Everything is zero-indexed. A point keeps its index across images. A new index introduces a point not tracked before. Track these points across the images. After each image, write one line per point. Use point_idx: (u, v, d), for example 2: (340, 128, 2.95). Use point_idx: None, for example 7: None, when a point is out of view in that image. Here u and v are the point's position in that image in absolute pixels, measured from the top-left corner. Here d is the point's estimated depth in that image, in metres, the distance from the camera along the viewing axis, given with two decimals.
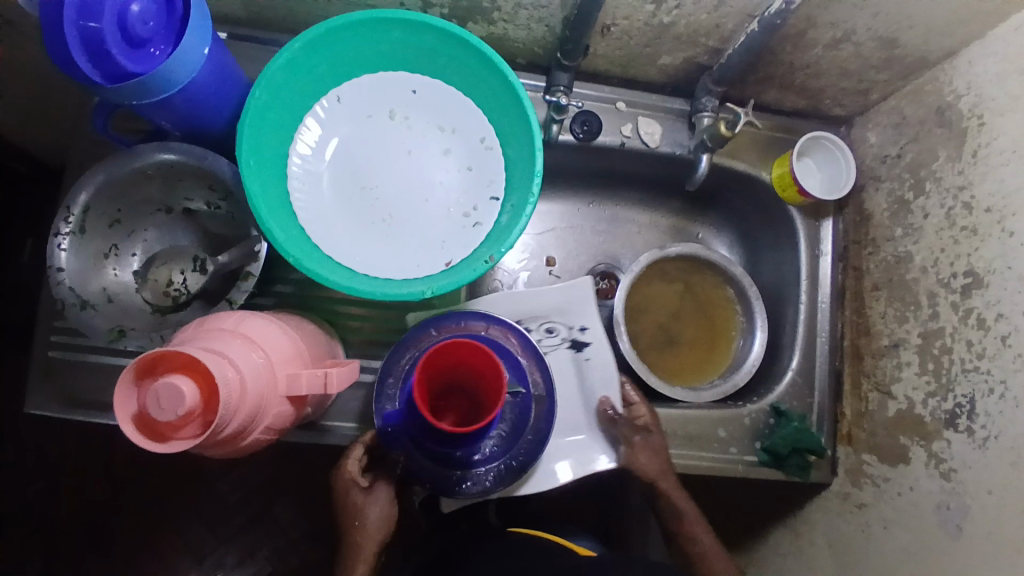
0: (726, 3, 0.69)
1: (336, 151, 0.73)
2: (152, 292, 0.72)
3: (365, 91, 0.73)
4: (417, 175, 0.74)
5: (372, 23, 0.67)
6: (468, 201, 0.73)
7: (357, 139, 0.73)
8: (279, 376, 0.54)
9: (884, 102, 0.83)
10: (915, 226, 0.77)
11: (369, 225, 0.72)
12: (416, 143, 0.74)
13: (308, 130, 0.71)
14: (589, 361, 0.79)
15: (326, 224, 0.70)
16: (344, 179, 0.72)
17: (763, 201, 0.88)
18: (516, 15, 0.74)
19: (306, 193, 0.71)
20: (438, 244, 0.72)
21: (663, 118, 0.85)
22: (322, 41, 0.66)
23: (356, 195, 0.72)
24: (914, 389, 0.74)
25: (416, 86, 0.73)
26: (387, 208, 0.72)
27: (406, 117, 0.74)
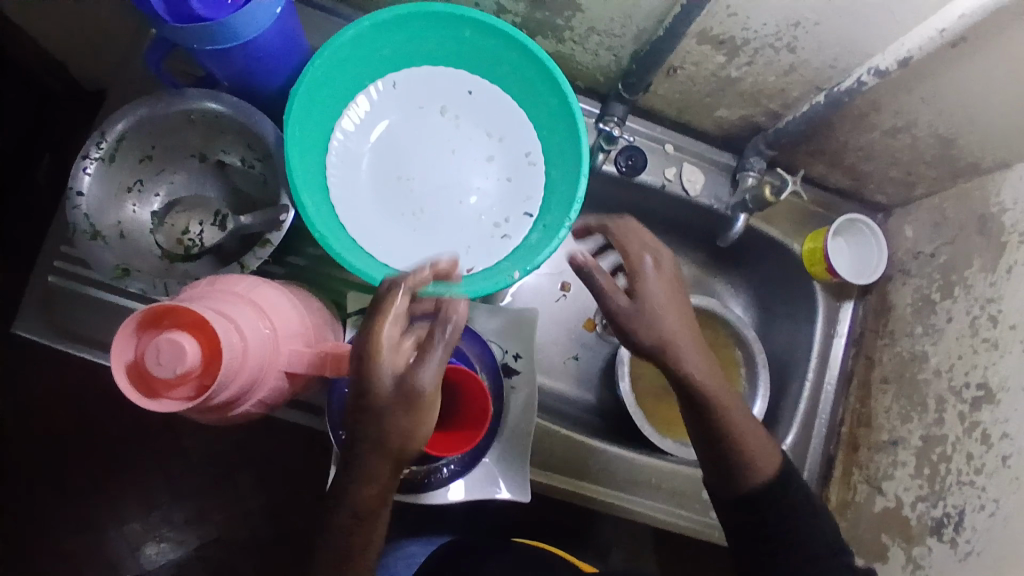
0: (797, 70, 0.69)
1: (381, 134, 0.71)
2: (166, 236, 0.70)
3: (422, 82, 0.72)
4: (456, 176, 0.72)
5: (446, 17, 0.66)
6: (502, 212, 0.72)
7: (403, 126, 0.72)
8: (282, 352, 0.53)
9: (926, 199, 0.82)
10: (937, 327, 0.76)
11: (399, 216, 0.70)
12: (462, 143, 0.73)
13: (357, 108, 0.70)
14: (514, 390, 0.74)
15: (355, 205, 0.69)
16: (384, 164, 0.71)
17: (789, 271, 0.87)
18: (586, 39, 0.74)
19: (342, 169, 0.70)
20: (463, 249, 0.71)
21: (708, 168, 0.84)
22: (392, 24, 0.65)
23: (392, 183, 0.71)
24: (906, 489, 0.74)
25: (473, 87, 0.72)
26: (420, 202, 0.71)
27: (456, 116, 0.73)
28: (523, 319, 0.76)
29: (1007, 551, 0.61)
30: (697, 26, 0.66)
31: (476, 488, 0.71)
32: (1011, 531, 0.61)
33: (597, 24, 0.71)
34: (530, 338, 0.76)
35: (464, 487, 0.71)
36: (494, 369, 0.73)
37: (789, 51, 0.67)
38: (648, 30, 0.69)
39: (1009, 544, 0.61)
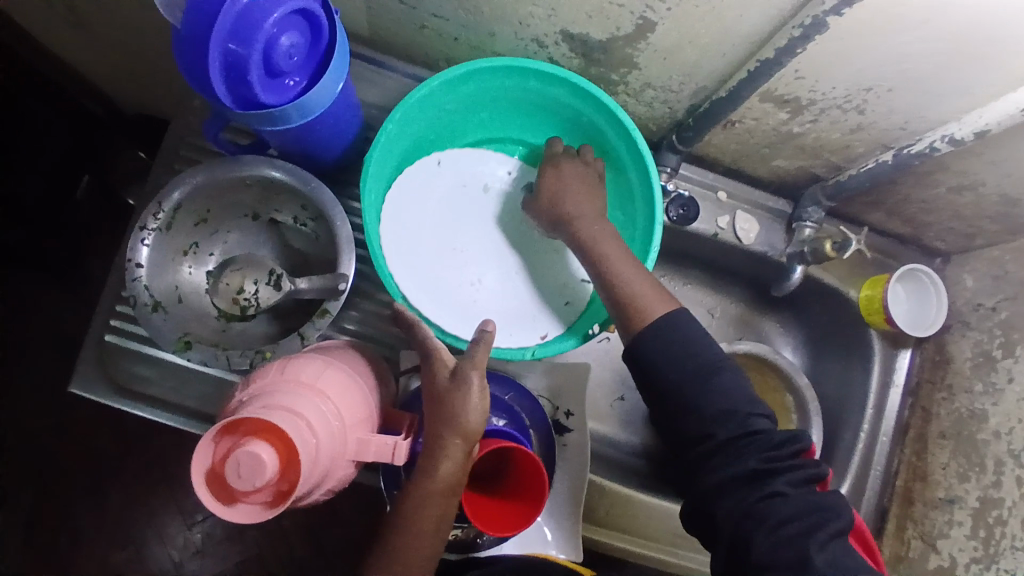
0: (863, 129, 0.66)
1: (435, 207, 0.74)
2: (223, 299, 0.70)
3: (469, 161, 0.76)
4: (510, 246, 0.76)
5: (513, 68, 0.65)
6: (554, 276, 0.76)
7: (453, 201, 0.75)
8: (350, 440, 0.52)
9: (986, 249, 0.80)
10: (997, 386, 0.74)
11: (461, 287, 0.73)
12: (511, 216, 0.77)
13: (413, 182, 0.73)
14: (565, 447, 0.76)
15: (420, 274, 0.70)
16: (441, 235, 0.74)
17: (843, 318, 0.86)
18: (641, 92, 0.72)
19: (404, 238, 0.71)
20: (526, 316, 0.73)
21: (761, 215, 0.82)
22: (459, 76, 0.65)
23: (451, 255, 0.74)
24: (960, 550, 0.72)
25: (511, 167, 0.78)
26: (479, 273, 0.74)
27: (502, 192, 0.77)
28: (577, 376, 0.77)
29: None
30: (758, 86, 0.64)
31: (527, 544, 0.73)
32: None
33: (654, 80, 0.68)
34: (581, 395, 0.77)
35: (516, 542, 0.72)
36: (545, 428, 0.74)
37: (857, 112, 0.64)
38: (706, 88, 0.67)
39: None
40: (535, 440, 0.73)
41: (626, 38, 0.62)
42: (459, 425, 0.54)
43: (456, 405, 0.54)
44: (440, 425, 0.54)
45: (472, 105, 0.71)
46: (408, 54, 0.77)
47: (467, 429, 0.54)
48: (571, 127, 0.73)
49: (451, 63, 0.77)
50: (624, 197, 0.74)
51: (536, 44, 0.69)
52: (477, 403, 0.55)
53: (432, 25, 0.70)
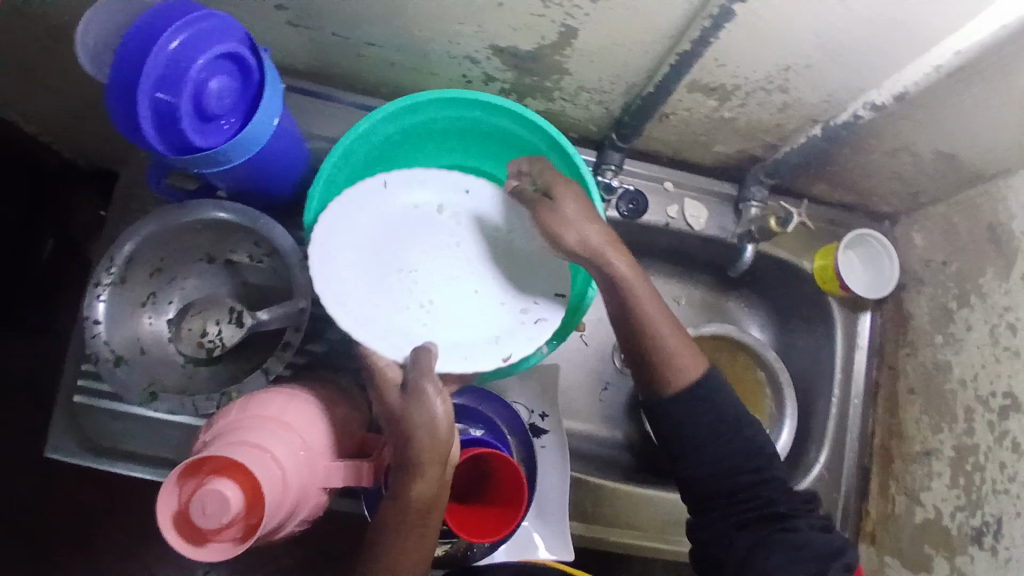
0: (790, 107, 0.69)
1: (374, 229, 0.61)
2: (188, 344, 0.71)
3: (422, 177, 0.63)
4: (468, 269, 0.63)
5: (456, 100, 0.68)
6: (525, 298, 0.61)
7: (397, 227, 0.62)
8: (318, 468, 0.53)
9: (932, 206, 0.82)
10: (957, 336, 0.76)
11: (404, 314, 0.59)
12: (469, 238, 0.64)
13: (348, 201, 0.60)
14: (544, 449, 0.77)
15: (354, 305, 0.57)
16: (380, 260, 0.61)
17: (803, 288, 0.88)
18: (576, 96, 0.73)
19: (331, 264, 0.57)
20: (492, 339, 0.59)
21: (709, 201, 0.85)
22: (403, 110, 0.68)
23: (393, 279, 0.61)
24: (943, 500, 0.73)
25: (470, 184, 0.64)
26: (427, 300, 0.61)
27: (456, 212, 0.64)
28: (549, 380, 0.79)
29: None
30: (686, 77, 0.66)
31: (517, 550, 0.72)
32: None
33: (586, 83, 0.71)
34: (552, 396, 0.79)
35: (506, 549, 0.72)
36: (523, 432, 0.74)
37: (781, 92, 0.66)
38: (637, 84, 0.69)
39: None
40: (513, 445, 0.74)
41: (552, 45, 0.64)
42: (419, 440, 0.52)
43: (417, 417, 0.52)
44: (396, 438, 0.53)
45: (420, 138, 0.73)
46: (349, 83, 0.79)
47: (424, 443, 0.52)
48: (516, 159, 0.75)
49: (392, 88, 0.79)
50: None
51: (469, 61, 0.70)
52: (440, 409, 0.52)
53: (368, 53, 0.72)
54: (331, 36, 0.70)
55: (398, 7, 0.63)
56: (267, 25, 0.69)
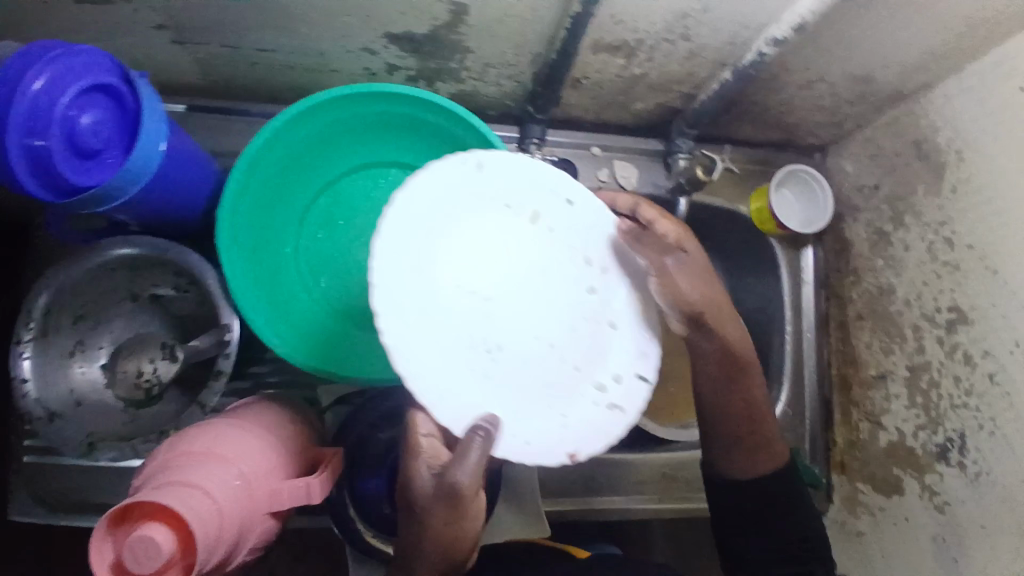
0: (698, 54, 0.68)
1: (436, 232, 0.49)
2: (124, 387, 0.69)
3: (515, 171, 0.52)
4: (539, 291, 0.54)
5: (362, 95, 0.65)
6: (606, 362, 0.54)
7: (473, 236, 0.52)
8: (259, 495, 0.53)
9: (857, 132, 0.83)
10: (896, 258, 0.76)
11: (459, 352, 0.49)
12: (554, 268, 0.54)
13: (446, 190, 0.49)
14: None
15: (408, 342, 0.46)
16: (457, 268, 0.51)
17: (744, 232, 0.88)
18: (485, 73, 0.72)
19: (385, 284, 0.46)
20: (557, 416, 0.52)
21: (639, 159, 0.85)
22: (306, 113, 0.64)
23: (459, 303, 0.50)
24: (904, 421, 0.74)
25: (572, 197, 0.54)
26: (486, 337, 0.51)
27: (552, 228, 0.54)
28: None
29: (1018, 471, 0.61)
30: (588, 38, 0.65)
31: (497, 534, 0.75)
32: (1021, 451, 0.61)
33: (491, 59, 0.69)
34: None
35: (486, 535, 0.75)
36: None
37: (684, 40, 0.65)
38: (541, 53, 0.68)
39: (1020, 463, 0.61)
40: None
41: (446, 25, 0.63)
42: (442, 545, 0.51)
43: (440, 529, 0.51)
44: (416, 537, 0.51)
45: (332, 141, 0.70)
46: (253, 93, 0.76)
47: (444, 550, 0.52)
48: (436, 145, 0.72)
49: (297, 91, 0.76)
50: None
51: (367, 53, 0.68)
52: (476, 526, 0.52)
53: (263, 59, 0.69)
54: (221, 48, 0.67)
55: (280, 7, 0.60)
56: (151, 45, 0.66)
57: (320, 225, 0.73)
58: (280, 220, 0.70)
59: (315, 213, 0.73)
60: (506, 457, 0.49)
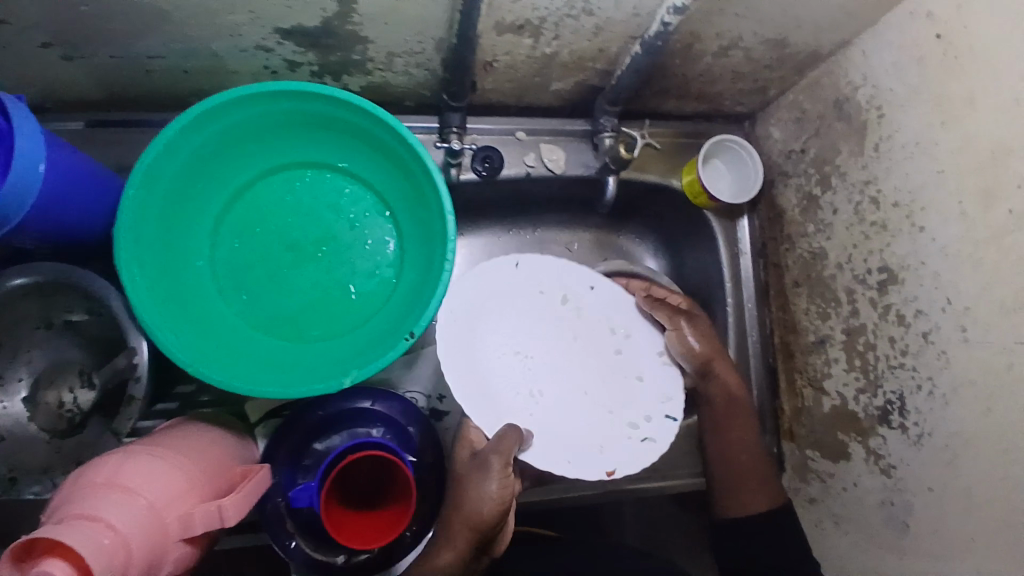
0: (605, 29, 0.66)
1: (499, 310, 0.77)
2: (45, 417, 0.69)
3: (549, 271, 0.80)
4: (567, 349, 0.78)
5: (257, 95, 0.62)
6: (633, 402, 0.76)
7: (526, 312, 0.79)
8: (170, 521, 0.52)
9: (782, 97, 0.82)
10: (825, 222, 0.76)
11: (511, 395, 0.74)
12: (583, 335, 0.79)
13: (492, 285, 0.77)
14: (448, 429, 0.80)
15: (479, 384, 0.73)
16: (508, 337, 0.77)
17: (679, 207, 0.87)
18: (391, 63, 0.69)
19: (454, 336, 0.74)
20: (597, 447, 0.73)
21: (565, 142, 0.82)
22: (200, 120, 0.61)
23: (508, 360, 0.76)
24: (845, 385, 0.73)
25: (593, 282, 0.81)
26: (535, 385, 0.76)
27: (579, 307, 0.80)
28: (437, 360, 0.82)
29: (959, 428, 0.60)
30: (489, 19, 0.63)
31: None
32: (959, 408, 0.60)
33: (393, 47, 0.66)
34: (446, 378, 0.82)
35: None
36: (418, 419, 0.76)
37: (587, 15, 0.63)
38: (444, 38, 0.65)
39: (961, 420, 0.60)
40: (412, 434, 0.75)
41: (338, 16, 0.60)
42: (471, 515, 0.63)
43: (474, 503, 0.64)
44: (454, 510, 0.65)
45: (236, 145, 0.67)
46: (156, 103, 0.73)
47: (473, 518, 0.63)
48: (348, 139, 0.69)
49: (202, 96, 0.73)
50: (415, 201, 0.71)
51: (263, 50, 0.65)
52: (494, 490, 0.63)
53: (156, 66, 0.66)
54: (109, 58, 0.64)
55: (159, 9, 0.57)
56: (34, 60, 0.63)
57: (237, 233, 0.70)
58: (191, 231, 0.68)
59: (229, 220, 0.70)
60: (543, 467, 0.70)
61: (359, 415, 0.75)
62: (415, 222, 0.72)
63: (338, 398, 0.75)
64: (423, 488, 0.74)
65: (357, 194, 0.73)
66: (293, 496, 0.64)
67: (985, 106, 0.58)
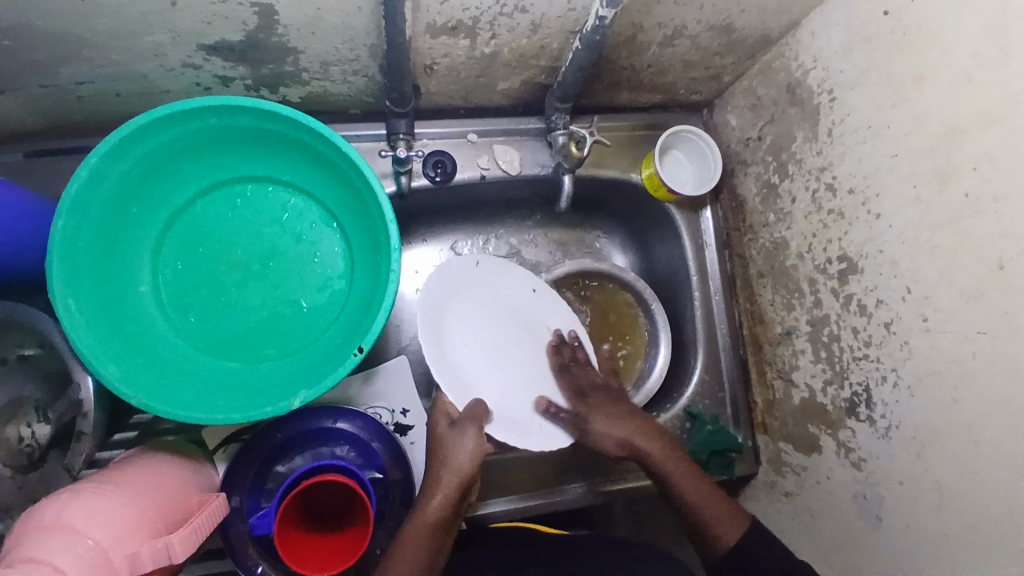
0: (543, 25, 0.64)
1: (461, 299, 0.74)
2: (7, 453, 0.67)
3: (502, 275, 0.78)
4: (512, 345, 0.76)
5: (183, 113, 0.61)
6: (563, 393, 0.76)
7: (482, 305, 0.75)
8: (117, 560, 0.49)
9: (737, 83, 0.80)
10: (785, 210, 0.74)
11: (478, 375, 0.71)
12: (528, 330, 0.78)
13: (457, 278, 0.74)
14: (414, 444, 0.78)
15: (448, 366, 0.68)
16: (469, 328, 0.73)
17: (641, 200, 0.85)
18: (328, 73, 0.67)
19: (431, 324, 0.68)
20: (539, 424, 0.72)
21: (520, 141, 0.80)
22: (125, 144, 0.60)
23: (470, 347, 0.72)
24: (813, 376, 0.72)
25: (536, 286, 0.80)
26: (489, 373, 0.72)
27: (524, 308, 0.79)
28: (396, 373, 0.79)
29: (925, 419, 0.58)
30: (419, 23, 0.61)
31: None
32: (923, 399, 0.58)
33: (327, 56, 0.64)
34: (410, 391, 0.79)
35: None
36: (382, 434, 0.75)
37: (521, 12, 0.61)
38: (377, 45, 0.64)
39: (925, 409, 0.58)
40: (376, 450, 0.74)
41: (262, 29, 0.58)
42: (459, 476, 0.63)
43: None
44: (437, 463, 0.65)
45: (169, 165, 0.65)
46: (95, 128, 0.72)
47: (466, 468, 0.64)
48: (285, 151, 0.68)
49: None
50: (359, 209, 0.69)
51: (191, 68, 0.63)
52: (472, 447, 0.64)
53: (86, 92, 0.64)
54: (37, 88, 0.62)
55: (75, 34, 0.55)
56: None
57: (179, 255, 0.69)
58: (130, 256, 0.66)
59: (170, 243, 0.68)
60: (505, 439, 0.67)
61: (323, 435, 0.74)
62: (361, 233, 0.70)
63: (296, 419, 0.73)
64: (392, 505, 0.73)
65: (301, 207, 0.71)
66: (254, 524, 0.64)
67: (935, 85, 0.56)
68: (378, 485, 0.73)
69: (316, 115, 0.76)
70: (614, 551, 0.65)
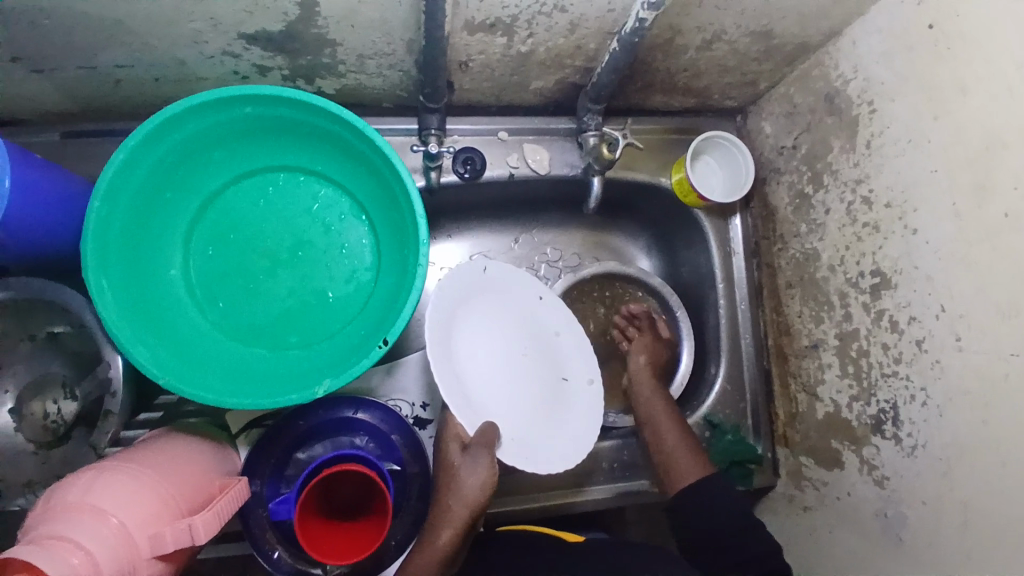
0: (580, 25, 0.64)
1: (468, 310, 0.72)
2: (32, 429, 0.69)
3: (510, 280, 0.76)
4: (514, 353, 0.76)
5: (220, 100, 0.61)
6: (563, 402, 0.76)
7: (487, 313, 0.74)
8: (141, 540, 0.50)
9: (773, 90, 0.79)
10: (817, 221, 0.73)
11: (483, 389, 0.71)
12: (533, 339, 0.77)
13: (462, 291, 0.71)
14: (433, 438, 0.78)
15: (456, 385, 0.68)
16: (475, 339, 0.73)
17: (669, 205, 0.85)
18: (363, 66, 0.68)
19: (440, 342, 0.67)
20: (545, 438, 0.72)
21: (550, 141, 0.80)
22: (164, 129, 0.61)
23: (476, 360, 0.72)
24: (838, 391, 0.71)
25: (542, 293, 0.78)
26: (490, 385, 0.72)
27: (529, 315, 0.77)
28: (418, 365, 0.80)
29: (954, 440, 0.57)
30: (457, 19, 0.61)
31: None
32: (953, 421, 0.57)
33: (363, 49, 0.65)
34: (430, 386, 0.79)
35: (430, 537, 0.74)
36: (402, 428, 0.75)
37: (560, 12, 0.61)
38: (414, 39, 0.64)
39: (954, 431, 0.57)
40: (397, 443, 0.74)
41: (301, 20, 0.59)
42: None
43: (473, 468, 0.66)
44: None
45: (204, 151, 0.66)
46: (131, 112, 0.73)
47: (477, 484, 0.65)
48: (318, 142, 0.68)
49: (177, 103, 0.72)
50: (389, 202, 0.69)
51: (229, 56, 0.64)
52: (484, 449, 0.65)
53: (125, 76, 0.65)
54: (79, 71, 0.63)
55: (118, 18, 0.56)
56: (2, 77, 0.63)
57: (210, 240, 0.69)
58: (162, 239, 0.67)
59: (201, 229, 0.69)
60: (513, 461, 0.68)
61: (344, 424, 0.75)
62: (390, 226, 0.70)
63: (319, 408, 0.74)
64: (408, 498, 0.73)
65: (331, 198, 0.71)
66: (274, 509, 0.64)
67: (980, 100, 0.54)
68: (396, 477, 0.73)
69: (349, 107, 0.77)
70: (628, 556, 0.64)
